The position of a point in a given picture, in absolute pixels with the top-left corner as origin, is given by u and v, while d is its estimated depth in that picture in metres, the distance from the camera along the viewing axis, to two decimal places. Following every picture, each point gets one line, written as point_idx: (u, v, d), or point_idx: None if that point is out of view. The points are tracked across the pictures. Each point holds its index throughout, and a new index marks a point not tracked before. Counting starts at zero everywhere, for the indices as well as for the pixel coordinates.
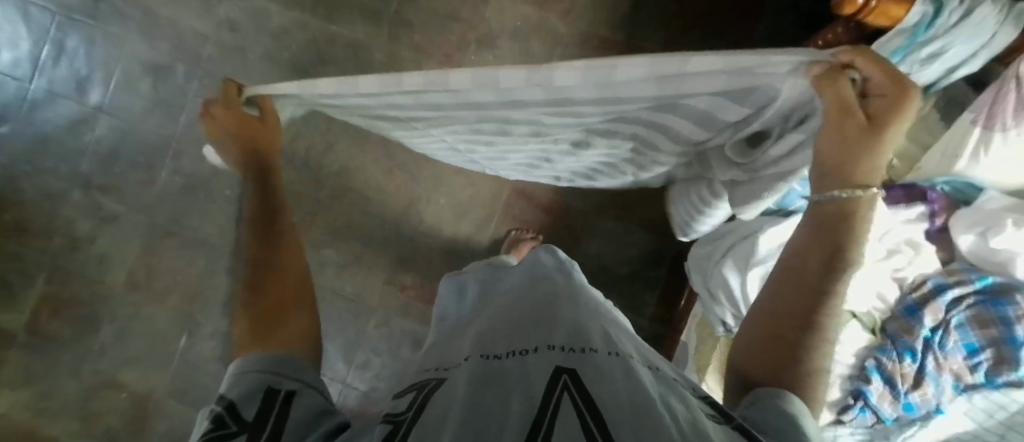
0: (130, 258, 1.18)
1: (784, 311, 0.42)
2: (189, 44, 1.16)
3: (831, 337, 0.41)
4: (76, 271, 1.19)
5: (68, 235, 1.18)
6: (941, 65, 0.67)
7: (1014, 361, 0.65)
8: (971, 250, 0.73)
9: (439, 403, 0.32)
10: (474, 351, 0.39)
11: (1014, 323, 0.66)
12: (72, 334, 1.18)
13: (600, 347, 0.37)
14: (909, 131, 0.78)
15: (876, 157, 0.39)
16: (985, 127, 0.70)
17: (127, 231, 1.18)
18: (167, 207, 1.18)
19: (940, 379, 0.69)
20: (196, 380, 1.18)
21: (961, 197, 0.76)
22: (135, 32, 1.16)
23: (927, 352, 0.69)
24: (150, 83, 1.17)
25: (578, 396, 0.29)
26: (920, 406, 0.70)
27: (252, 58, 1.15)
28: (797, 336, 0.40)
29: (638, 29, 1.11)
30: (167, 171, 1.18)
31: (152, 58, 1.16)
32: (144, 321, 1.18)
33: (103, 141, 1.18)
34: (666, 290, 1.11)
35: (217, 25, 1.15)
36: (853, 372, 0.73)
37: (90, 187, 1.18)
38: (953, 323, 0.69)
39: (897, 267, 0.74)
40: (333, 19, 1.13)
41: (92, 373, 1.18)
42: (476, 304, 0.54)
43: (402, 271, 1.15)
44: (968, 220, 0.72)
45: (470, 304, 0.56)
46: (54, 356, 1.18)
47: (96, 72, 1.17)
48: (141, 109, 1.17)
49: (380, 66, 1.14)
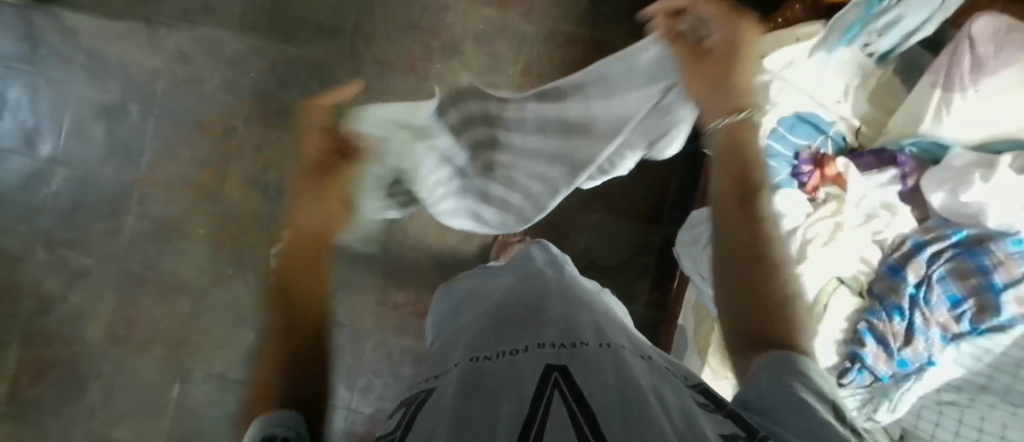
0: (107, 310, 1.14)
1: (734, 252, 0.44)
2: (141, 81, 1.11)
3: (786, 266, 0.43)
4: (50, 331, 1.13)
5: (39, 295, 1.13)
6: (895, 34, 0.73)
7: (995, 308, 0.71)
8: (944, 205, 0.76)
9: (429, 417, 0.30)
10: (464, 355, 0.39)
11: (991, 271, 0.71)
12: (55, 398, 1.13)
13: (591, 341, 0.37)
14: (874, 97, 0.83)
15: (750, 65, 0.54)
16: (945, 88, 0.73)
17: (100, 283, 1.13)
18: (139, 254, 1.13)
19: (929, 333, 0.72)
20: (194, 428, 1.14)
21: (930, 157, 0.78)
22: (81, 76, 1.10)
23: (914, 308, 0.73)
24: (104, 127, 1.12)
25: (569, 396, 0.29)
26: (913, 360, 0.73)
27: (209, 88, 1.11)
28: (757, 274, 0.42)
29: (600, 21, 1.11)
30: (134, 217, 1.13)
31: (103, 100, 1.11)
32: (130, 374, 1.14)
33: (62, 194, 1.12)
34: (657, 276, 1.13)
35: (168, 58, 1.10)
36: (847, 336, 0.76)
37: (55, 242, 1.12)
38: (935, 277, 0.74)
39: (877, 229, 0.78)
40: (291, 41, 1.10)
41: (83, 435, 1.14)
42: (469, 303, 0.53)
43: (394, 290, 1.13)
44: (938, 178, 0.75)
45: (464, 301, 0.54)
46: (39, 423, 1.13)
47: (45, 122, 1.11)
48: (98, 155, 1.12)
49: (345, 83, 1.11)
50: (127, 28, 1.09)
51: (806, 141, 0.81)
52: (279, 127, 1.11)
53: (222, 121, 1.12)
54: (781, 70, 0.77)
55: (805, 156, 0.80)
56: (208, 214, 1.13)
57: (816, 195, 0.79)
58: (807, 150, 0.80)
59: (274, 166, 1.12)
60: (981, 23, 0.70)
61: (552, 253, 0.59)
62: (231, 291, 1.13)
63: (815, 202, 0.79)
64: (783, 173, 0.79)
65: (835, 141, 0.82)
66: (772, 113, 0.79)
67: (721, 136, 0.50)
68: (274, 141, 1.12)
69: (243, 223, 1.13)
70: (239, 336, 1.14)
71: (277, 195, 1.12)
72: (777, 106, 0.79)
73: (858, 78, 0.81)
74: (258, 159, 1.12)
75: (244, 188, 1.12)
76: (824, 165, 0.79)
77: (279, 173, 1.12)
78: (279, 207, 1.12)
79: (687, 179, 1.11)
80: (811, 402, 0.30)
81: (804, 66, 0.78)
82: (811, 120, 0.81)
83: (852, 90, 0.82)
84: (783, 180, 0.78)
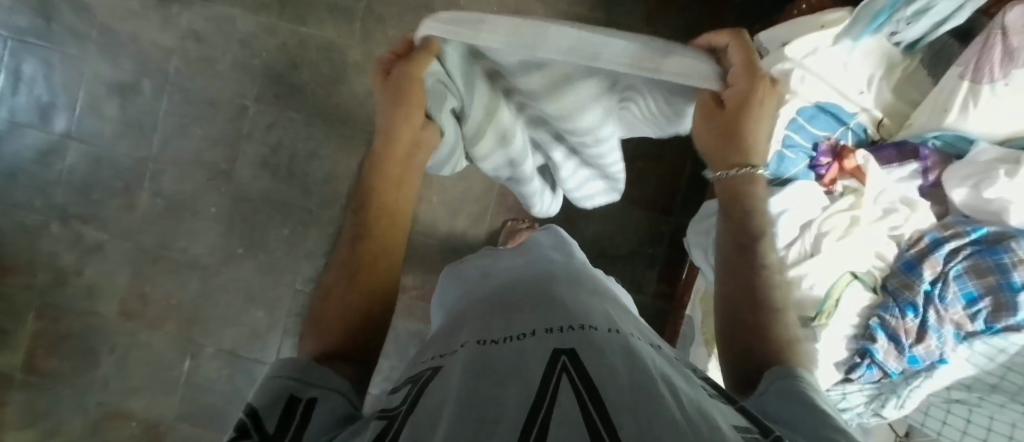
0: (121, 286, 1.15)
1: (733, 296, 0.46)
2: (153, 59, 1.11)
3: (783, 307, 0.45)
4: (65, 304, 1.16)
5: (54, 269, 1.15)
6: (925, 20, 0.70)
7: (1013, 307, 0.69)
8: (964, 202, 0.75)
9: (434, 396, 0.30)
10: (470, 337, 0.39)
11: (1010, 270, 0.69)
12: (70, 369, 1.16)
13: (600, 326, 0.37)
14: (897, 88, 0.80)
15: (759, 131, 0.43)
16: (972, 80, 0.71)
17: (113, 259, 1.15)
18: (151, 231, 1.14)
19: (942, 330, 0.72)
20: (203, 403, 1.16)
21: (955, 151, 0.76)
22: (94, 51, 1.10)
23: (929, 305, 0.72)
24: (118, 104, 1.12)
25: (577, 380, 0.29)
26: (925, 357, 0.73)
27: (221, 68, 1.11)
28: (757, 318, 0.43)
29: (617, 5, 1.08)
30: (146, 194, 1.13)
31: (115, 77, 1.11)
32: (142, 349, 1.16)
33: (75, 170, 1.13)
34: (666, 267, 1.12)
35: (180, 36, 1.10)
36: (857, 331, 0.75)
37: (69, 218, 1.14)
38: (952, 274, 0.73)
39: (895, 225, 0.76)
40: (302, 20, 1.09)
41: (97, 406, 1.17)
42: (478, 282, 0.52)
43: (403, 273, 1.14)
44: (961, 173, 0.74)
45: (473, 282, 0.54)
46: (56, 392, 1.16)
47: (60, 98, 1.12)
48: (111, 132, 1.12)
49: (356, 65, 1.10)
50: (140, 5, 1.09)
51: (825, 132, 0.79)
52: (289, 108, 1.11)
53: (234, 100, 1.11)
54: (803, 58, 0.75)
55: (824, 148, 0.79)
56: (219, 194, 1.13)
57: (833, 188, 0.78)
58: (826, 142, 0.79)
59: (283, 147, 1.11)
60: (1016, 12, 0.67)
61: (559, 235, 0.58)
62: (240, 270, 1.14)
63: (833, 195, 0.78)
64: (799, 164, 0.78)
65: (854, 132, 0.80)
66: (791, 102, 0.76)
67: (723, 190, 0.49)
68: (284, 121, 1.11)
69: (252, 203, 1.13)
70: (248, 315, 1.15)
71: (287, 176, 1.12)
72: (796, 95, 0.77)
73: (883, 68, 0.78)
74: (268, 139, 1.12)
75: (254, 168, 1.12)
76: (843, 157, 0.77)
77: (288, 153, 1.11)
78: (288, 187, 1.12)
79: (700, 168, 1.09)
80: (813, 398, 0.33)
81: (827, 55, 0.75)
82: (831, 110, 0.78)
83: (877, 79, 0.78)
84: (798, 173, 0.78)
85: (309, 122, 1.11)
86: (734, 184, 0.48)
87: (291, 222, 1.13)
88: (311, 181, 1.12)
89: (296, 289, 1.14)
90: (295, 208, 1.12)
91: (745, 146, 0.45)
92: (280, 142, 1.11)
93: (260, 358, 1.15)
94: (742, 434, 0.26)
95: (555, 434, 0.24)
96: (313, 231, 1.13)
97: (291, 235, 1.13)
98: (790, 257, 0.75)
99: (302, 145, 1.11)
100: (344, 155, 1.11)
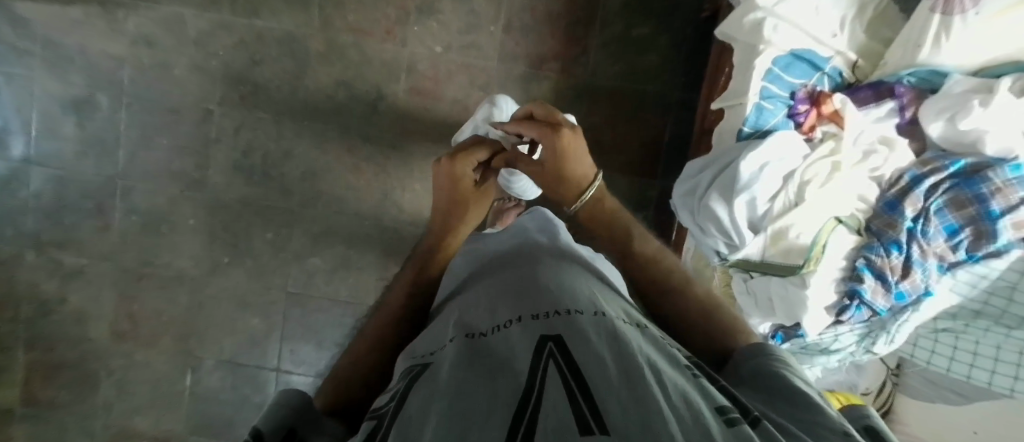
0: (109, 308, 1.13)
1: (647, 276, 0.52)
2: (105, 70, 1.05)
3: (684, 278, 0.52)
4: (54, 333, 1.14)
5: (36, 298, 1.13)
6: None
7: (992, 234, 0.72)
8: (943, 134, 0.75)
9: (422, 392, 0.30)
10: (457, 329, 0.38)
11: (988, 198, 0.71)
12: (70, 396, 1.15)
13: (585, 310, 0.36)
14: (869, 28, 0.79)
15: (569, 174, 0.59)
16: (943, 12, 0.70)
17: (97, 282, 1.12)
18: (131, 249, 1.11)
19: (925, 264, 0.74)
20: (211, 414, 1.16)
21: (929, 86, 0.76)
22: (40, 68, 1.05)
23: (913, 241, 0.74)
24: (75, 122, 1.07)
25: (564, 369, 0.29)
26: (910, 292, 0.75)
27: (179, 73, 1.06)
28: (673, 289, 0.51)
29: None
30: (120, 211, 1.10)
31: (68, 93, 1.06)
32: (141, 368, 1.15)
33: (42, 195, 1.09)
34: (656, 230, 1.11)
35: (130, 43, 1.04)
36: (845, 274, 0.77)
37: (43, 245, 1.11)
38: (933, 209, 0.74)
39: (875, 166, 0.76)
40: (256, 13, 1.04)
41: (104, 429, 1.17)
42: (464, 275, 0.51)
43: (394, 265, 1.12)
44: (937, 107, 0.74)
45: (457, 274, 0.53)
46: (61, 421, 1.16)
47: (13, 122, 1.07)
48: (72, 151, 1.08)
49: (320, 56, 1.06)
50: (82, 14, 1.03)
51: (801, 80, 0.78)
52: (256, 107, 1.07)
53: (197, 105, 1.07)
54: (774, 5, 0.74)
55: (801, 95, 0.78)
56: (195, 203, 1.10)
57: (813, 135, 0.78)
58: (803, 89, 0.78)
59: (255, 149, 1.08)
60: None
61: (543, 218, 0.57)
62: (228, 279, 1.12)
63: (812, 142, 0.78)
64: (778, 114, 0.78)
65: (830, 77, 0.79)
66: (766, 52, 0.76)
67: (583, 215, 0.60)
68: (253, 122, 1.07)
69: (232, 209, 1.10)
70: (243, 322, 1.14)
71: (263, 179, 1.09)
72: (771, 45, 0.76)
73: (854, 9, 0.78)
74: (238, 142, 1.08)
75: (228, 173, 1.09)
76: (820, 103, 0.77)
77: (260, 155, 1.08)
78: (266, 190, 1.09)
79: (680, 128, 1.09)
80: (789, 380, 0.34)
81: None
82: (805, 57, 0.77)
83: (849, 23, 0.78)
84: (777, 123, 0.78)
85: (278, 121, 1.08)
86: (588, 209, 0.60)
87: (274, 225, 1.10)
88: (289, 182, 1.09)
89: (289, 292, 1.13)
90: (275, 210, 1.10)
91: (569, 181, 0.59)
92: (251, 144, 1.08)
93: (262, 363, 1.15)
94: (722, 418, 0.26)
95: (540, 424, 0.24)
96: (298, 232, 1.11)
97: (276, 238, 1.11)
98: (775, 210, 0.75)
99: (275, 145, 1.08)
100: (319, 150, 1.09)
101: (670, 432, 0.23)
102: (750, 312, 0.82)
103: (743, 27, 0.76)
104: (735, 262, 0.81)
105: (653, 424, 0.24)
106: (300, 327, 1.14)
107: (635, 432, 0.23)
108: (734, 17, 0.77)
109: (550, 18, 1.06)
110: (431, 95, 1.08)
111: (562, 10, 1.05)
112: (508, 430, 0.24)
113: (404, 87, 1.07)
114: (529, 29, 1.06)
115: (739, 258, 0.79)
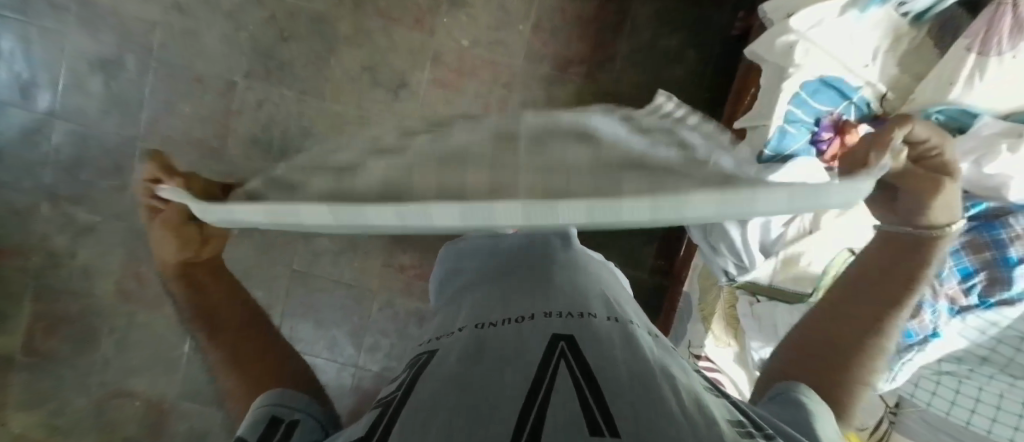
0: (117, 267, 1.15)
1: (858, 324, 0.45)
2: (136, 33, 1.07)
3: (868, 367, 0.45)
4: (61, 286, 1.15)
5: (46, 251, 1.14)
6: None
7: (1007, 281, 0.71)
8: (965, 180, 0.74)
9: (431, 382, 0.31)
10: (468, 320, 0.38)
11: (1007, 244, 0.71)
12: (70, 351, 1.17)
13: (599, 313, 0.37)
14: (904, 62, 0.80)
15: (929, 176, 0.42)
16: (979, 52, 0.72)
17: (107, 240, 1.14)
18: (143, 211, 1.13)
19: (937, 305, 0.73)
20: (206, 381, 1.17)
21: (955, 125, 0.75)
22: (73, 25, 1.06)
23: (925, 280, 0.73)
24: (102, 81, 1.08)
25: (575, 367, 0.29)
26: (918, 331, 0.74)
27: (207, 43, 1.07)
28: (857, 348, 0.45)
29: None
30: (138, 173, 1.11)
31: (98, 52, 1.07)
32: (142, 330, 1.16)
33: (63, 150, 1.11)
34: (664, 243, 1.11)
35: (162, 9, 1.06)
36: None
37: (59, 199, 1.12)
38: (950, 250, 0.74)
39: None
40: None
41: (99, 386, 1.18)
42: (478, 263, 0.52)
43: (401, 252, 1.13)
44: (965, 147, 0.73)
45: (472, 262, 0.53)
46: (58, 374, 1.17)
47: (40, 75, 1.08)
48: (97, 110, 1.09)
49: (347, 39, 1.07)
50: None
51: (827, 107, 0.77)
52: (279, 83, 1.08)
53: (221, 76, 1.08)
54: (808, 29, 0.74)
55: (827, 122, 0.77)
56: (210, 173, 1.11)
57: (834, 164, 0.77)
58: (829, 116, 0.77)
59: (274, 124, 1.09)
60: None
61: None
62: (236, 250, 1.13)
63: None
64: (800, 140, 0.76)
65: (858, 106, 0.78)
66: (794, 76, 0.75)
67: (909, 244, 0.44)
68: (275, 97, 1.08)
69: None
70: None
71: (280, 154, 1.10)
72: (800, 68, 0.75)
73: (889, 40, 0.78)
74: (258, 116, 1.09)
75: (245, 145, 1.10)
76: (845, 132, 0.76)
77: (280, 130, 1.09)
78: None
79: None
80: None
81: (833, 25, 0.74)
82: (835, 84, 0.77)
83: (881, 54, 0.78)
84: (799, 148, 0.76)
85: (299, 99, 1.08)
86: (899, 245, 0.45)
87: None
88: None
89: (294, 270, 1.13)
90: None
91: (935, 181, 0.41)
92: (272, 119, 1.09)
93: None
94: (734, 429, 0.27)
95: (553, 421, 0.24)
96: None
97: None
98: (789, 235, 0.75)
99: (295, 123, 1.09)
100: None
101: (683, 435, 0.24)
102: (752, 334, 0.79)
103: (775, 49, 0.77)
104: (742, 283, 0.81)
105: (666, 429, 0.24)
106: (301, 305, 1.14)
107: (647, 434, 0.23)
108: (767, 38, 0.78)
109: (580, 23, 1.06)
110: (454, 88, 1.08)
111: (592, 16, 1.06)
112: (517, 424, 0.24)
113: (428, 77, 1.07)
114: (556, 30, 1.06)
115: (747, 279, 0.79)
